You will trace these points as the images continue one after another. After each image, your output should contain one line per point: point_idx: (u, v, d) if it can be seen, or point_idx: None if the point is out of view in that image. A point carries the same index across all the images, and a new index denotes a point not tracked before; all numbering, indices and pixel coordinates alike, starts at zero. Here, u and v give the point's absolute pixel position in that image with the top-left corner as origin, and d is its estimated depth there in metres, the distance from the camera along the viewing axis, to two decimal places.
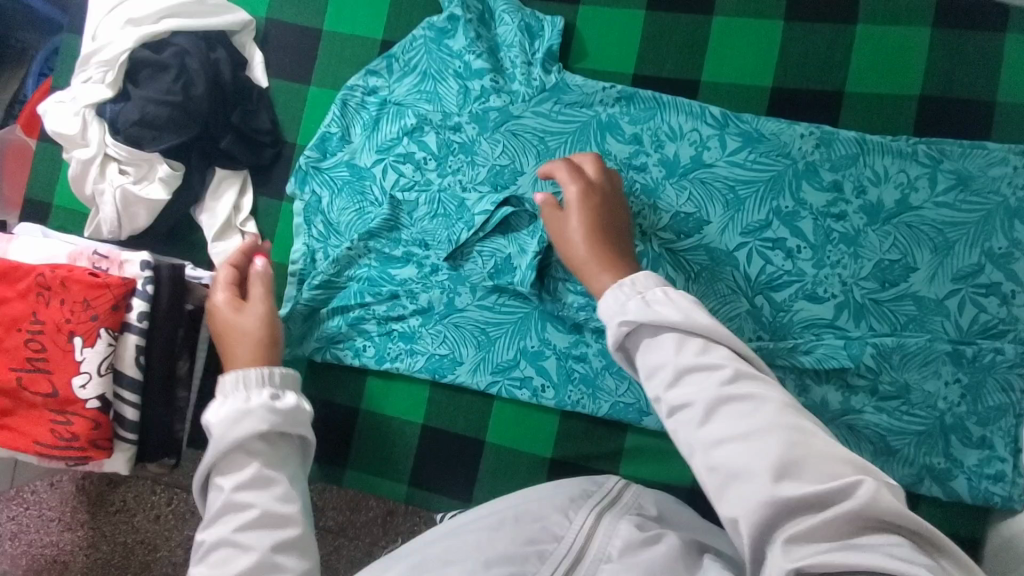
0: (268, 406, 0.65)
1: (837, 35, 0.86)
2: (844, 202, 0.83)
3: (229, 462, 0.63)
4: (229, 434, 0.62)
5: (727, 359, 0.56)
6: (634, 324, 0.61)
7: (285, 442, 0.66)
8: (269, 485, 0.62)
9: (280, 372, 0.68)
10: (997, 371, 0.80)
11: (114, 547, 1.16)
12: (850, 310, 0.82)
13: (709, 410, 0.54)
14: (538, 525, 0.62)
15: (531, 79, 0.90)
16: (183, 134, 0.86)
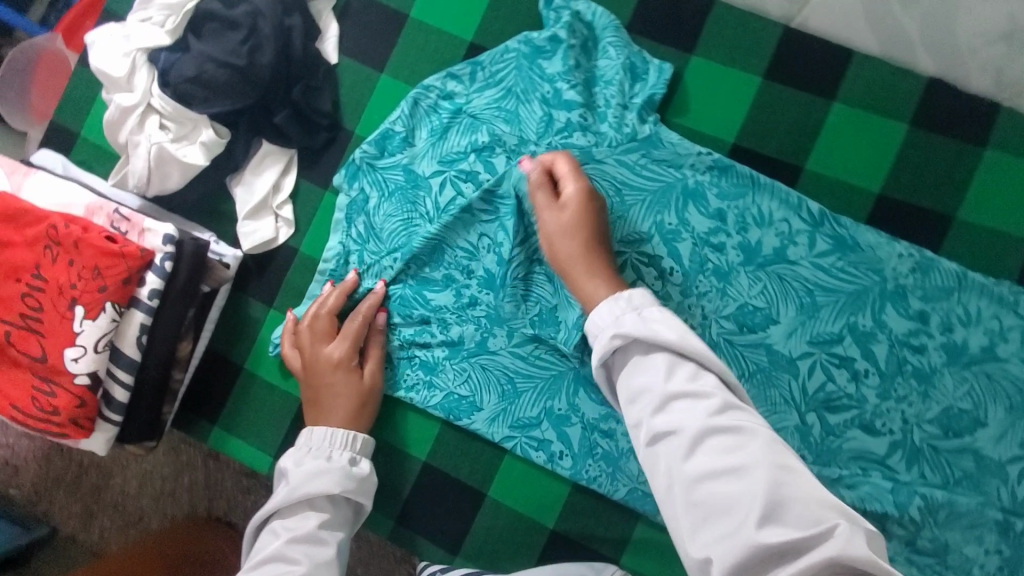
0: (347, 471, 0.73)
1: (961, 154, 0.79)
2: (927, 336, 0.77)
3: (293, 516, 0.69)
4: (303, 492, 0.69)
5: (716, 387, 0.53)
6: (627, 340, 0.57)
7: (344, 505, 0.73)
8: (318, 548, 0.68)
9: (364, 440, 0.77)
10: None
11: (69, 463, 1.13)
12: (904, 451, 0.76)
13: (695, 441, 0.50)
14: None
15: (623, 124, 0.83)
16: (238, 101, 0.78)
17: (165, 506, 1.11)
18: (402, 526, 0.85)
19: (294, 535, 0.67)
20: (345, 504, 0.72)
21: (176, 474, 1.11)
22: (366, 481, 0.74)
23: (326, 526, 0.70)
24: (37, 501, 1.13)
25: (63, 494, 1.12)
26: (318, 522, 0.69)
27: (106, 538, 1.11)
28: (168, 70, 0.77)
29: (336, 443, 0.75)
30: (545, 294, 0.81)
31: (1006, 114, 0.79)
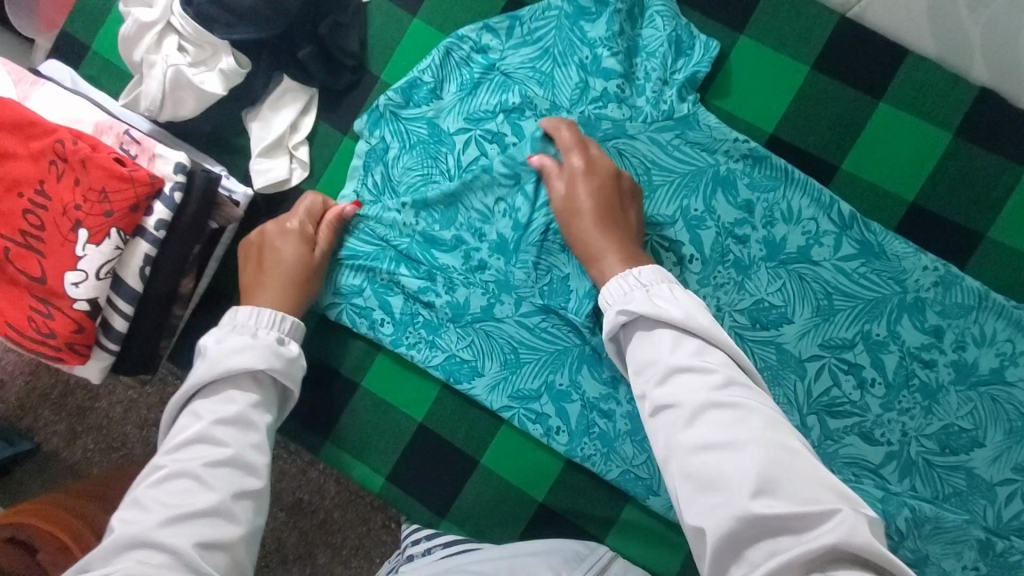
0: (274, 350, 0.69)
1: (1004, 171, 0.76)
2: (938, 351, 0.76)
3: (216, 396, 0.65)
4: (226, 368, 0.65)
5: (721, 363, 0.57)
6: (632, 315, 0.63)
7: (272, 387, 0.69)
8: (247, 431, 0.64)
9: (292, 322, 0.73)
10: None
11: (54, 382, 1.09)
12: (899, 463, 0.77)
13: (695, 414, 0.54)
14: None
15: (661, 100, 0.79)
16: (262, 30, 0.74)
17: (151, 436, 1.07)
18: (391, 485, 0.85)
19: (221, 416, 0.63)
20: (274, 387, 0.69)
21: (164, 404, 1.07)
22: (294, 364, 0.70)
23: (256, 407, 0.66)
24: (20, 416, 1.08)
25: (48, 412, 1.08)
26: (245, 403, 0.65)
27: (91, 460, 1.08)
28: None
29: (262, 323, 0.71)
30: (559, 264, 0.80)
31: None
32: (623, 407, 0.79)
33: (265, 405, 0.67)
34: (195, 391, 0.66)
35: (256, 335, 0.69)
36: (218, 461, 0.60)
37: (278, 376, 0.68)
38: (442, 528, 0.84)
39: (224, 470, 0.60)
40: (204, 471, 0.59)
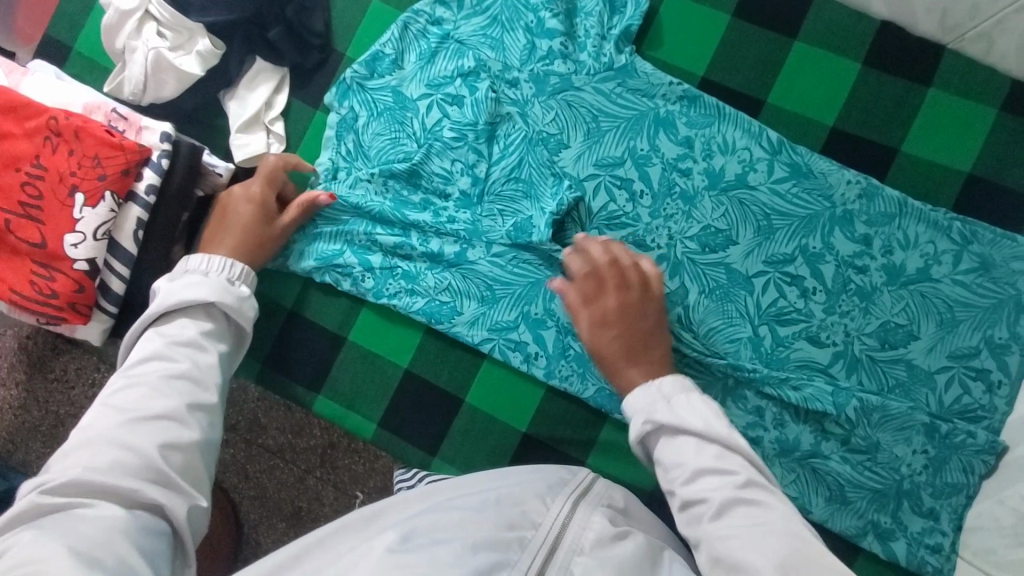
0: (225, 286, 0.74)
1: (909, 93, 0.86)
2: (869, 257, 0.84)
3: (169, 324, 0.70)
4: (174, 301, 0.70)
5: (743, 466, 0.60)
6: (656, 424, 0.64)
7: (224, 321, 0.74)
8: (200, 353, 0.69)
9: (242, 268, 0.77)
10: (964, 452, 0.81)
11: (46, 413, 1.13)
12: (845, 361, 0.84)
13: (721, 508, 0.57)
14: (520, 509, 0.61)
15: (601, 53, 0.88)
16: (234, 12, 0.83)
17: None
18: (383, 430, 0.90)
19: (173, 339, 0.68)
20: (226, 320, 0.74)
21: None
22: (245, 302, 0.75)
23: (207, 335, 0.71)
24: (14, 451, 1.14)
25: (41, 443, 1.13)
26: (197, 330, 0.70)
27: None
28: None
29: (213, 267, 0.76)
30: (524, 208, 0.88)
31: (950, 55, 0.86)
32: None
33: (218, 335, 0.72)
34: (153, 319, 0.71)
35: (203, 274, 0.73)
36: (174, 374, 0.65)
37: (225, 309, 0.72)
38: (434, 467, 0.89)
39: (175, 383, 0.64)
40: (160, 383, 0.64)
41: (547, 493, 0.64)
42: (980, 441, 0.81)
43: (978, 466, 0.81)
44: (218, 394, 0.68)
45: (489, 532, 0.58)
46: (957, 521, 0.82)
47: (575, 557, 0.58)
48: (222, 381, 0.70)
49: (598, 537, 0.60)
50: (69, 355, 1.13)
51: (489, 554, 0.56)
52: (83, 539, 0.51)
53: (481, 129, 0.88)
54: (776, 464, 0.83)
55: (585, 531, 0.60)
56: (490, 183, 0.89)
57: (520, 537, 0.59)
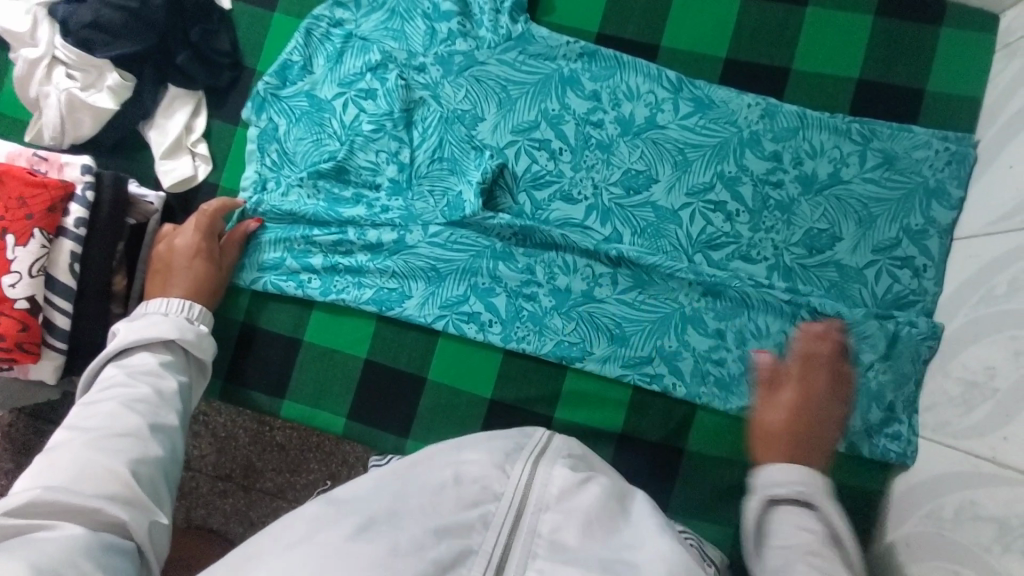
0: (184, 321, 0.77)
1: (790, 15, 0.91)
2: (782, 171, 0.88)
3: (127, 360, 0.71)
4: (136, 337, 0.72)
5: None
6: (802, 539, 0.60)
7: (185, 357, 0.76)
8: (161, 380, 0.70)
9: (200, 309, 0.81)
10: (912, 343, 0.84)
11: None
12: (779, 272, 0.88)
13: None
14: (480, 484, 0.55)
15: (498, 26, 0.92)
16: (138, 43, 0.85)
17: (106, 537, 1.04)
18: (354, 422, 0.92)
19: (133, 368, 0.69)
20: (186, 357, 0.76)
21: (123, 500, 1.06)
22: (204, 338, 0.78)
23: (167, 366, 0.73)
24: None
25: None
26: (161, 360, 0.72)
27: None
28: (67, 19, 0.85)
29: (172, 309, 0.79)
30: (452, 185, 0.91)
31: None
32: (544, 288, 0.89)
33: (177, 367, 0.74)
34: (112, 358, 0.71)
35: (165, 313, 0.76)
36: (137, 397, 0.66)
37: (193, 343, 0.76)
38: (409, 447, 0.91)
39: (140, 405, 0.65)
40: (126, 405, 0.64)
41: (506, 461, 0.58)
42: (922, 329, 0.84)
43: (927, 353, 0.84)
44: (179, 417, 0.69)
45: (445, 517, 0.51)
46: (911, 405, 0.85)
47: (542, 516, 0.53)
48: (184, 409, 0.71)
49: (563, 488, 0.55)
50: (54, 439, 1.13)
51: (453, 541, 0.50)
52: (46, 558, 0.48)
53: (398, 120, 0.91)
54: (742, 383, 0.87)
55: (549, 487, 0.55)
56: (417, 166, 0.92)
57: (483, 514, 0.53)
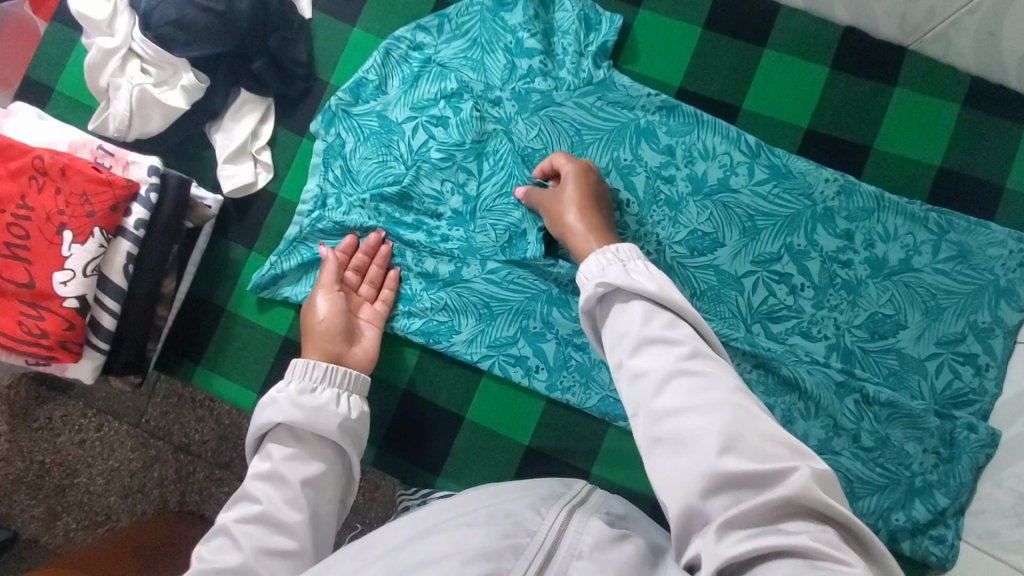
0: (295, 401, 0.68)
1: (875, 93, 0.90)
2: (852, 251, 0.86)
3: (261, 452, 0.67)
4: (258, 424, 0.67)
5: (689, 336, 0.56)
6: (609, 287, 0.61)
7: (316, 439, 0.68)
8: (281, 486, 0.64)
9: (324, 367, 0.72)
10: (971, 449, 0.81)
11: (31, 464, 1.10)
12: (839, 353, 0.85)
13: (663, 382, 0.53)
14: (512, 520, 0.57)
15: (580, 70, 0.91)
16: (219, 46, 0.83)
17: (135, 503, 1.07)
18: (385, 453, 0.90)
19: (256, 471, 0.65)
20: (315, 441, 0.68)
21: (146, 469, 1.07)
22: (323, 413, 0.68)
23: (290, 460, 0.66)
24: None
25: (25, 495, 1.10)
26: (279, 457, 0.65)
27: (72, 539, 1.09)
28: (149, 13, 0.82)
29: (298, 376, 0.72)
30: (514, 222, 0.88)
31: (912, 56, 0.90)
32: None
33: (307, 456, 0.67)
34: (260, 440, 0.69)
35: (280, 388, 0.70)
36: (247, 517, 0.61)
37: (308, 427, 0.67)
38: (436, 485, 0.88)
39: (252, 526, 0.61)
40: (236, 529, 0.61)
41: (543, 504, 0.60)
42: (982, 435, 0.81)
43: (985, 461, 0.81)
44: (299, 528, 0.62)
45: (480, 543, 0.54)
46: (959, 508, 0.82)
47: (574, 562, 0.54)
48: (315, 511, 0.64)
49: (597, 540, 0.56)
50: (53, 404, 1.10)
51: (482, 564, 0.52)
52: None
53: (466, 161, 0.90)
54: None
55: (584, 536, 0.56)
56: (481, 200, 0.89)
57: (515, 545, 0.55)
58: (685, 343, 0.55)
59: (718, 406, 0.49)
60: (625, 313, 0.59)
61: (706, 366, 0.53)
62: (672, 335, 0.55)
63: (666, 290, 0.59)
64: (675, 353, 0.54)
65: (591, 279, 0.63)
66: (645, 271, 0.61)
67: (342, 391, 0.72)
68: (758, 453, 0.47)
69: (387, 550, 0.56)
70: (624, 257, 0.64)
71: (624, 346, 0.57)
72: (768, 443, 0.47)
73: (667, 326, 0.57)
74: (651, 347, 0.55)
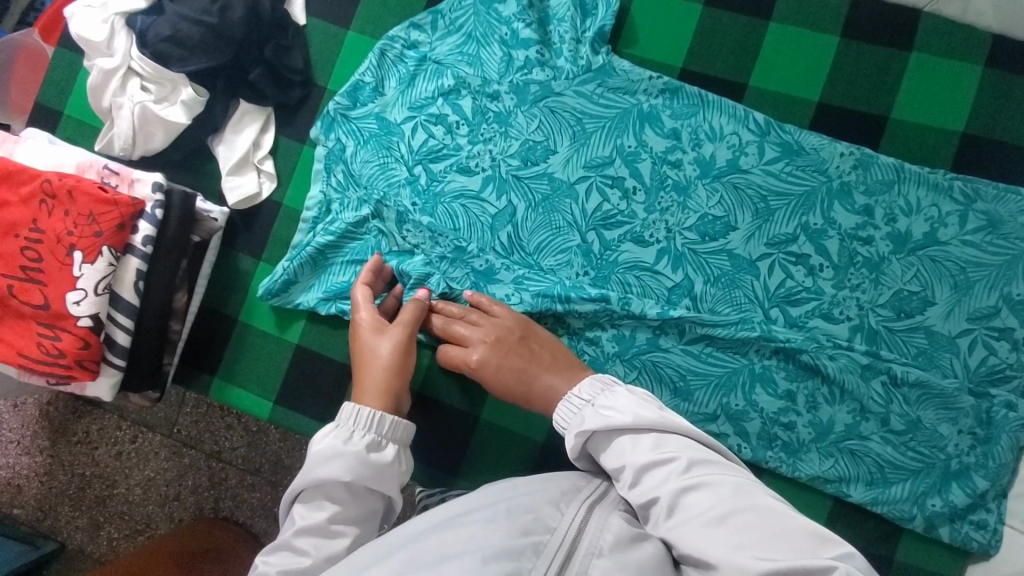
0: (362, 458, 0.63)
1: (891, 60, 0.86)
2: (873, 227, 0.83)
3: (309, 502, 0.62)
4: (314, 477, 0.62)
5: (679, 449, 0.60)
6: (588, 434, 0.64)
7: (368, 497, 0.64)
8: (332, 540, 0.61)
9: (391, 422, 0.67)
10: (1010, 429, 0.78)
11: (72, 477, 1.12)
12: (863, 334, 0.82)
13: (674, 503, 0.56)
14: (533, 516, 0.56)
15: (578, 57, 0.89)
16: (212, 58, 0.84)
17: (173, 511, 1.09)
18: None
19: (303, 525, 0.60)
20: (368, 494, 0.64)
21: (180, 477, 1.09)
22: (384, 472, 0.64)
23: (341, 519, 0.61)
24: (43, 518, 1.13)
25: (69, 507, 1.12)
26: (331, 513, 0.61)
27: (115, 547, 1.11)
28: (145, 30, 0.85)
29: (361, 423, 0.66)
30: (520, 216, 0.87)
31: (927, 18, 0.86)
32: (608, 332, 0.85)
33: (355, 514, 0.62)
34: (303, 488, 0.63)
35: (349, 438, 0.64)
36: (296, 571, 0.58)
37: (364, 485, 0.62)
38: (456, 486, 0.88)
39: None
40: None
41: (562, 499, 0.59)
42: (1021, 413, 0.77)
43: None
44: None
45: (499, 542, 0.52)
46: (1000, 490, 0.78)
47: (594, 560, 0.53)
48: None
49: (617, 538, 0.54)
50: (90, 418, 1.13)
51: (503, 564, 0.51)
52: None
53: (467, 161, 0.88)
54: (812, 449, 0.81)
55: (604, 532, 0.55)
56: (485, 197, 0.87)
57: (535, 543, 0.53)
58: (678, 458, 0.59)
59: (732, 512, 0.53)
60: (615, 452, 0.63)
61: (705, 475, 0.57)
62: (663, 455, 0.59)
63: (641, 417, 0.62)
64: (675, 472, 0.58)
65: (569, 428, 0.67)
66: (615, 401, 0.65)
67: (400, 448, 0.67)
68: (787, 550, 0.49)
69: (404, 541, 0.55)
70: (589, 396, 0.68)
71: (624, 480, 0.60)
72: (787, 537, 0.50)
73: (655, 447, 0.61)
74: (649, 474, 0.59)
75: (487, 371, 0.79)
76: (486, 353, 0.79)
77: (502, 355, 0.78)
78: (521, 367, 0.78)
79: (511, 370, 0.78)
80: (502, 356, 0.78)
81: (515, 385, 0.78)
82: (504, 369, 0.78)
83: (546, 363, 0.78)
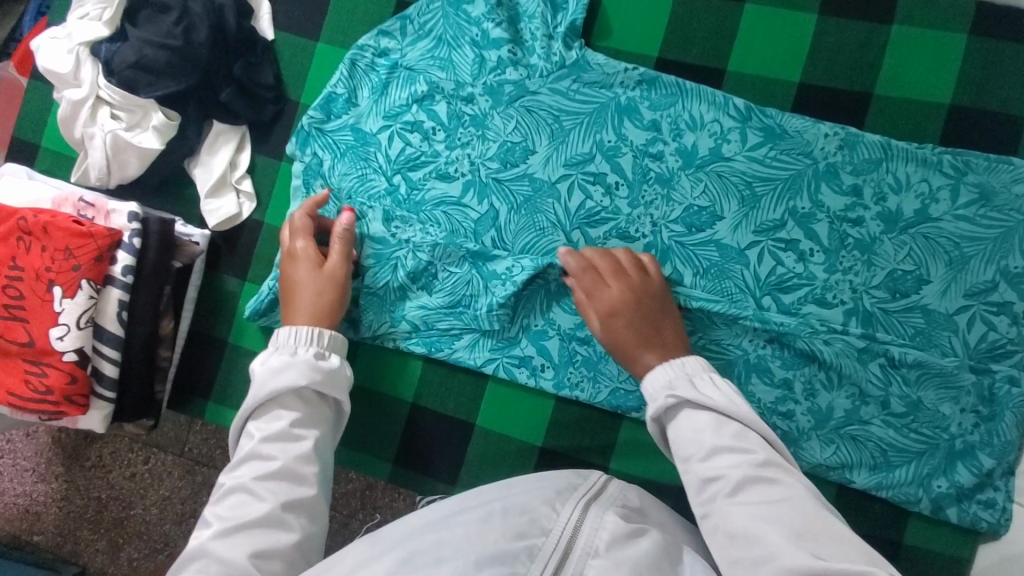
0: (313, 364, 0.69)
1: (871, 35, 0.84)
2: (862, 207, 0.81)
3: (266, 417, 0.67)
4: (269, 386, 0.67)
5: (760, 445, 0.60)
6: (679, 399, 0.65)
7: (322, 404, 0.70)
8: (294, 444, 0.65)
9: (330, 336, 0.73)
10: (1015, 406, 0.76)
11: (89, 501, 1.13)
12: (859, 317, 0.80)
13: (738, 487, 0.57)
14: (529, 516, 0.55)
15: (551, 53, 0.88)
16: (180, 81, 0.84)
17: (190, 528, 1.10)
18: (405, 467, 0.89)
19: (266, 434, 0.64)
20: (319, 402, 0.69)
21: (194, 495, 1.10)
22: (334, 376, 0.70)
23: (300, 423, 0.66)
24: (63, 542, 1.14)
25: (88, 530, 1.13)
26: (289, 419, 0.66)
27: (137, 567, 1.11)
28: (110, 59, 0.84)
29: (301, 340, 0.72)
30: (503, 220, 0.86)
31: None
32: None
33: (309, 421, 0.67)
34: (253, 412, 0.67)
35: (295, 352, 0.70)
36: (268, 474, 0.61)
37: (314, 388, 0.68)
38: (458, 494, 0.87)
39: (273, 483, 0.61)
40: (256, 485, 0.61)
41: (557, 498, 0.58)
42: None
43: None
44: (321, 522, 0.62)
45: (493, 544, 0.51)
46: (1008, 467, 0.77)
47: (590, 560, 0.52)
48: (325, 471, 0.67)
49: (613, 537, 0.54)
50: (102, 442, 1.14)
51: (496, 569, 0.50)
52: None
53: (446, 167, 0.87)
54: (813, 437, 0.80)
55: (600, 532, 0.54)
56: (467, 203, 0.86)
57: (530, 547, 0.53)
58: (758, 453, 0.59)
59: (787, 502, 0.54)
60: (695, 425, 0.63)
61: (779, 475, 0.57)
62: (744, 445, 0.59)
63: (735, 405, 0.63)
64: (750, 463, 0.58)
65: (658, 390, 0.67)
66: (716, 382, 0.66)
67: (344, 356, 0.74)
68: (830, 552, 0.49)
69: (399, 540, 0.53)
70: (691, 371, 0.68)
71: (699, 453, 0.61)
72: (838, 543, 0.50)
73: (736, 437, 0.60)
74: (725, 457, 0.59)
75: (616, 319, 0.76)
76: (619, 300, 0.76)
77: (639, 312, 0.76)
78: (647, 333, 0.75)
79: (641, 331, 0.75)
80: (639, 312, 0.75)
81: (638, 345, 0.75)
82: (630, 322, 0.75)
83: (669, 339, 0.75)
